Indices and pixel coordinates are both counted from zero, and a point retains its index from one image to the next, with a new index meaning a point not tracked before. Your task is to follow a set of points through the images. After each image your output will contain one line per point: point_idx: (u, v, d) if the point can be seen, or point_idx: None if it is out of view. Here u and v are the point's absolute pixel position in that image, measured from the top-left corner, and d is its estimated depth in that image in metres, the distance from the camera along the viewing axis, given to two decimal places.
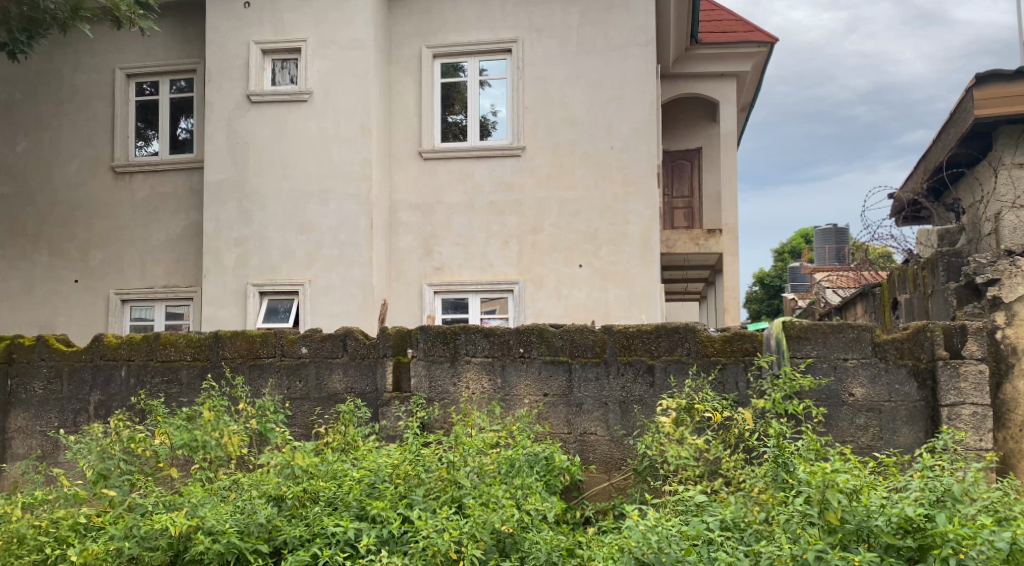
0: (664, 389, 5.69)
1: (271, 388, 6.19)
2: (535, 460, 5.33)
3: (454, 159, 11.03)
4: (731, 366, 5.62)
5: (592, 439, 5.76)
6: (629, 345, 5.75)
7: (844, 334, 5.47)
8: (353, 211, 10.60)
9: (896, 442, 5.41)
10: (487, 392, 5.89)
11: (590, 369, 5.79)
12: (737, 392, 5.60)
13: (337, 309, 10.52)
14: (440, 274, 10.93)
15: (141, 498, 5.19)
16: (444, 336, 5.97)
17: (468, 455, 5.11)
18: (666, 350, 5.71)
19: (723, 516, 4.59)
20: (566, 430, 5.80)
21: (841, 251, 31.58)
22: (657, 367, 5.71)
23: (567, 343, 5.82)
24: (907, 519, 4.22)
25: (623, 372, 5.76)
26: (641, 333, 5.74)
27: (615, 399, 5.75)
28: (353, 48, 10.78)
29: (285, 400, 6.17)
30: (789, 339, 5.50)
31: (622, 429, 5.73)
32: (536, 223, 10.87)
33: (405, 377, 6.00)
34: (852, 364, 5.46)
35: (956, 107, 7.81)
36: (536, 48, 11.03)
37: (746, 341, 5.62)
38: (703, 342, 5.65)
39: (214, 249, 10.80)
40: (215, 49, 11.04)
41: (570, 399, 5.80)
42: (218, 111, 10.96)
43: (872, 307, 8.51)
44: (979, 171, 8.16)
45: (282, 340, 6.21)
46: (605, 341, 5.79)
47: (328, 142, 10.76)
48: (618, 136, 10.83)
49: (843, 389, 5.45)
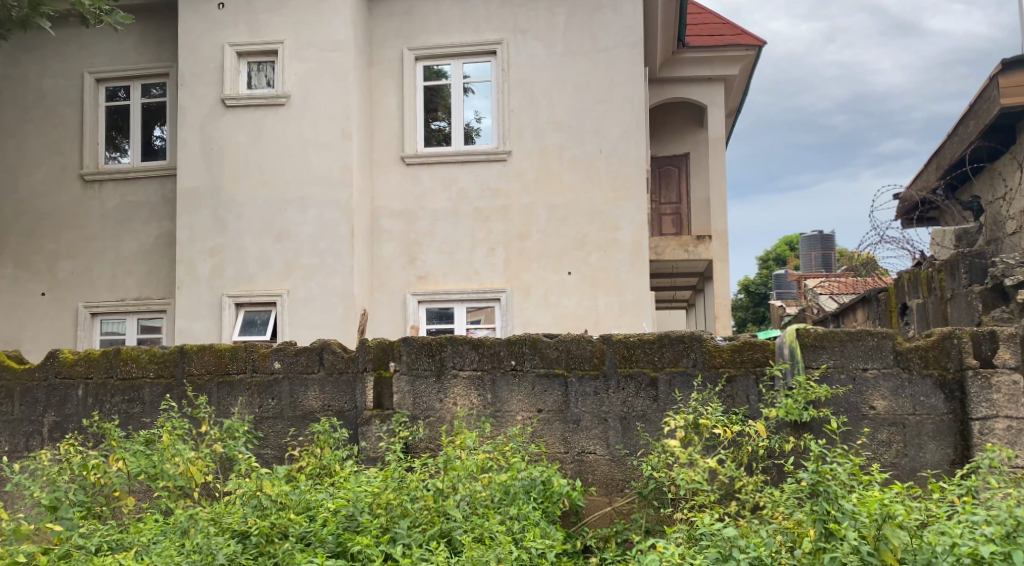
0: (668, 404, 5.30)
1: (240, 407, 5.75)
2: (531, 485, 4.91)
3: (438, 164, 10.63)
4: (738, 378, 5.23)
5: (591, 459, 5.36)
6: (629, 356, 5.36)
7: (862, 342, 5.11)
8: (333, 218, 10.17)
9: (921, 458, 5.04)
10: (476, 408, 5.48)
11: (587, 383, 5.39)
12: (745, 406, 5.21)
13: (317, 320, 10.07)
14: (424, 283, 10.51)
15: (86, 536, 4.70)
16: (430, 348, 5.55)
17: (459, 482, 4.70)
18: (670, 361, 5.32)
19: (757, 553, 4.17)
20: (563, 449, 5.39)
21: (827, 258, 31.39)
22: (661, 381, 5.31)
23: (563, 355, 5.43)
24: (981, 556, 3.84)
25: (624, 386, 5.35)
26: (643, 343, 5.35)
27: (615, 415, 5.35)
28: (332, 50, 10.37)
29: (257, 419, 5.73)
30: (804, 348, 5.13)
31: (624, 449, 5.33)
32: (522, 229, 10.48)
33: (388, 393, 5.57)
34: (871, 375, 5.10)
35: (979, 97, 7.93)
36: (521, 50, 10.66)
37: (755, 350, 5.24)
38: (709, 351, 5.27)
39: (187, 258, 10.33)
40: (187, 52, 10.59)
41: (566, 416, 5.40)
42: (191, 116, 10.51)
43: (875, 314, 8.17)
44: (1002, 165, 8.23)
45: (253, 354, 5.77)
46: (604, 352, 5.39)
47: (306, 147, 10.33)
48: (606, 139, 10.47)
49: (862, 402, 5.09)
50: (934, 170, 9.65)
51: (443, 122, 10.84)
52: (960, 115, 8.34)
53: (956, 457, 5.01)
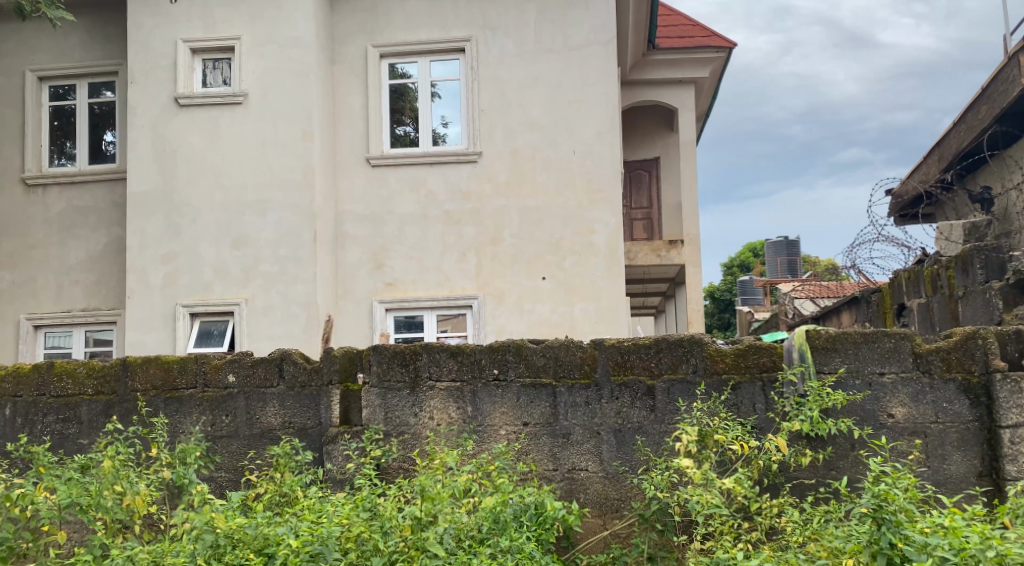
0: (666, 416, 4.88)
1: (191, 425, 5.21)
2: (522, 511, 4.44)
3: (405, 166, 10.16)
4: (744, 385, 4.82)
5: (583, 477, 4.91)
6: (624, 362, 4.93)
7: (877, 345, 4.75)
8: (295, 222, 9.64)
9: (944, 471, 4.69)
10: (456, 423, 5.00)
11: (578, 393, 4.95)
12: (752, 415, 4.81)
13: (277, 330, 9.51)
14: (392, 289, 10.00)
15: None
16: (403, 357, 5.08)
17: (439, 513, 4.19)
18: (668, 368, 4.90)
19: None
20: (552, 467, 4.94)
21: (792, 264, 31.36)
22: (658, 389, 4.89)
23: (551, 363, 4.99)
24: None
25: (618, 396, 4.92)
26: (637, 348, 4.92)
27: (609, 428, 4.91)
28: (292, 47, 9.85)
29: (209, 439, 5.20)
30: (814, 350, 4.76)
31: (619, 465, 4.90)
32: (494, 233, 10.03)
33: (356, 407, 5.10)
34: (888, 380, 4.74)
35: (994, 81, 7.77)
36: (491, 47, 10.23)
37: (761, 355, 4.85)
38: (710, 356, 4.87)
39: (139, 266, 9.71)
40: (137, 48, 9.99)
41: (555, 429, 4.95)
42: (142, 115, 9.91)
43: (866, 316, 7.84)
44: (1017, 151, 8.03)
45: (204, 366, 5.25)
46: (596, 359, 4.96)
47: (266, 148, 9.79)
48: (580, 140, 10.06)
49: (880, 410, 4.73)
50: (935, 164, 9.38)
51: (408, 128, 10.37)
52: (976, 94, 8.08)
53: (984, 469, 4.67)
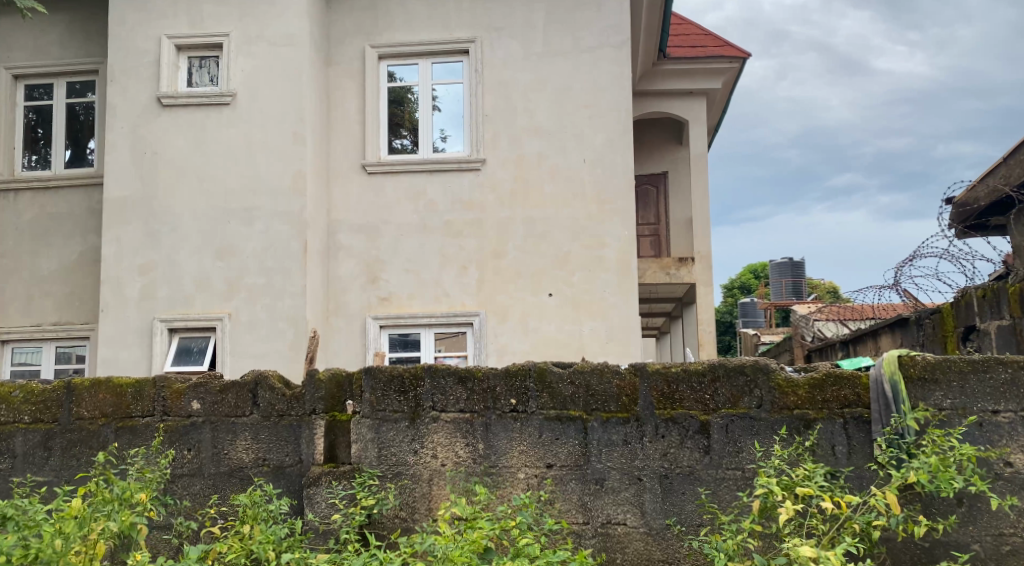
0: (723, 460, 4.12)
1: (145, 462, 4.45)
2: None
3: (403, 173, 9.41)
4: (822, 424, 4.09)
5: (620, 533, 4.15)
6: (671, 393, 4.19)
7: (989, 377, 4.03)
8: (283, 231, 8.87)
9: None
10: (464, 464, 4.24)
11: (614, 429, 4.20)
12: (831, 459, 4.07)
13: (263, 348, 8.71)
14: (387, 305, 9.23)
15: None
16: (402, 382, 4.32)
17: None
18: (725, 400, 4.16)
19: None
20: (582, 520, 4.18)
21: (797, 286, 30.57)
22: (712, 425, 4.15)
23: (581, 393, 4.24)
24: None
25: (664, 433, 4.17)
26: (686, 376, 4.18)
27: (653, 473, 4.16)
28: (284, 45, 9.12)
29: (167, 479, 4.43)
30: (909, 383, 4.06)
31: (661, 517, 4.14)
32: (497, 246, 9.27)
33: (344, 442, 4.34)
34: (1004, 420, 4.01)
35: None
36: (496, 49, 9.51)
37: (843, 387, 4.12)
38: (778, 388, 4.13)
39: (115, 277, 8.92)
40: (118, 44, 9.24)
41: (586, 474, 4.19)
42: (121, 116, 9.16)
43: (914, 339, 7.07)
44: None
45: (164, 392, 4.48)
46: (637, 388, 4.21)
47: (253, 152, 9.04)
48: (590, 148, 9.33)
49: (995, 457, 4.01)
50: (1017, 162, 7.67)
51: (405, 141, 9.64)
52: None
53: None
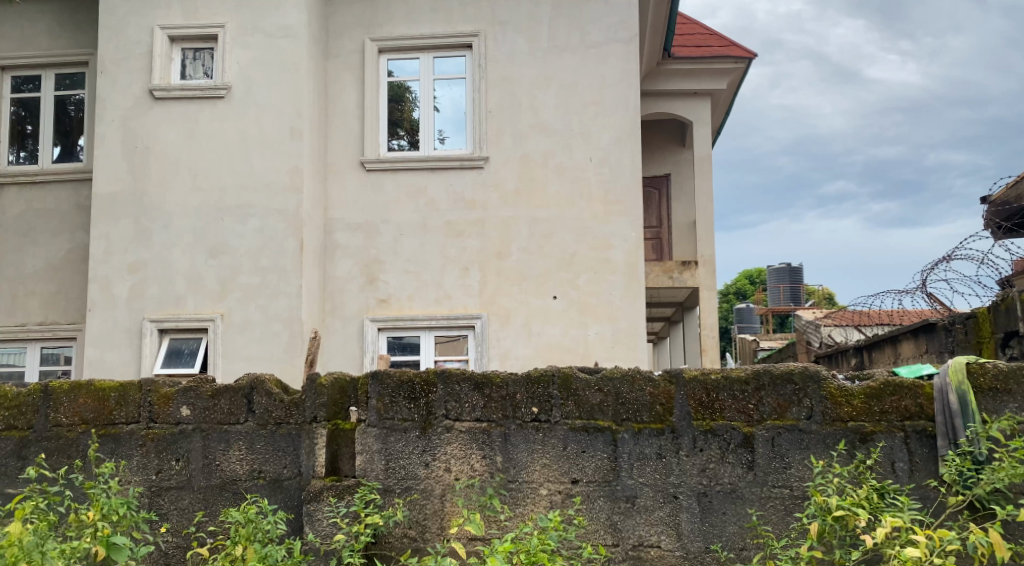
0: (769, 477, 3.83)
1: (129, 474, 4.11)
2: None
3: (403, 171, 9.08)
4: (882, 439, 3.78)
5: (653, 556, 3.85)
6: (711, 402, 3.90)
7: None
8: (279, 230, 8.52)
9: None
10: (480, 477, 3.93)
11: (647, 441, 3.90)
12: (892, 479, 3.77)
13: (256, 350, 8.35)
14: (386, 307, 8.89)
15: None
16: (414, 388, 4.00)
17: None
18: (771, 410, 3.86)
19: None
20: (612, 541, 3.87)
21: (795, 291, 30.31)
22: (756, 438, 3.85)
23: (611, 401, 3.95)
24: None
25: (703, 447, 3.88)
26: (728, 383, 3.89)
27: (690, 491, 3.86)
28: (281, 37, 8.77)
29: (153, 493, 4.10)
30: (977, 393, 3.75)
31: (700, 539, 3.84)
32: (500, 246, 8.93)
33: (348, 454, 3.99)
34: None
35: None
36: (500, 44, 9.18)
37: (904, 397, 3.82)
38: (830, 397, 3.83)
39: (103, 276, 8.57)
40: (109, 35, 8.89)
41: (616, 491, 3.89)
42: (112, 108, 8.80)
43: (942, 346, 6.79)
44: None
45: (151, 396, 4.14)
46: (672, 396, 3.92)
47: (249, 147, 8.69)
48: (596, 146, 9.01)
49: None
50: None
51: (402, 142, 9.29)
52: None
53: None
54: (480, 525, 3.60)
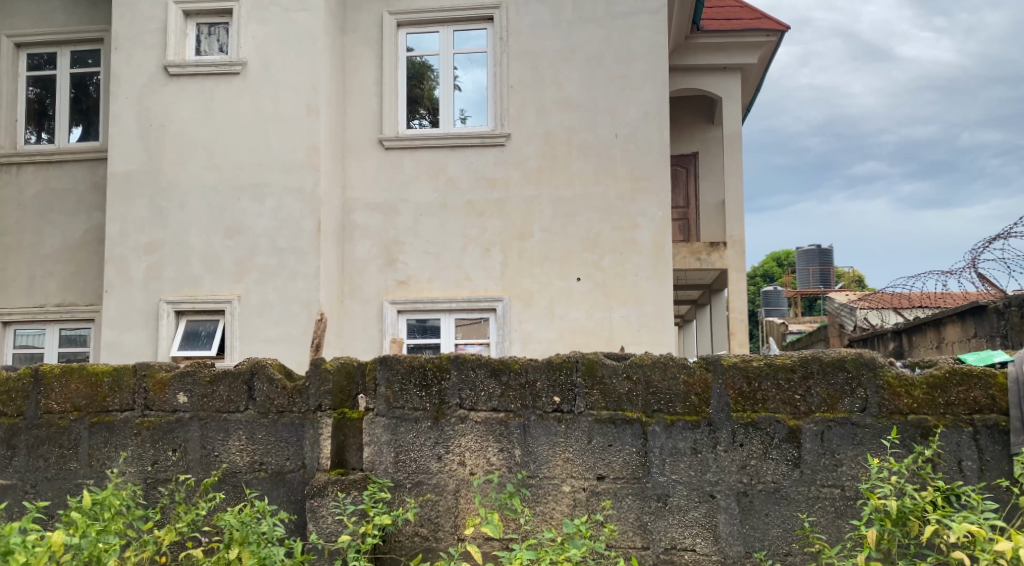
0: (817, 475, 3.55)
1: (122, 464, 3.96)
2: None
3: (423, 149, 8.78)
4: (947, 433, 3.47)
5: (686, 560, 3.60)
6: (753, 393, 3.61)
7: None
8: (295, 209, 8.27)
9: None
10: (498, 472, 3.72)
11: (680, 435, 3.63)
12: (958, 479, 3.46)
13: (273, 333, 8.13)
14: (405, 288, 8.62)
15: None
16: (425, 374, 3.79)
17: None
18: (821, 403, 3.56)
19: None
20: (642, 544, 3.62)
21: (825, 274, 29.68)
22: (804, 432, 3.56)
23: (640, 391, 3.66)
24: None
25: (744, 441, 3.59)
26: (771, 372, 3.60)
27: (729, 490, 3.59)
28: (298, 10, 8.49)
29: (149, 485, 3.95)
30: None
31: (740, 542, 3.58)
32: (522, 226, 8.62)
33: (356, 445, 3.81)
34: None
35: None
36: (524, 16, 8.83)
37: (973, 388, 3.48)
38: (887, 387, 3.53)
39: (119, 256, 8.37)
40: (123, 9, 8.65)
41: (646, 489, 3.63)
42: (126, 85, 8.56)
43: (994, 331, 6.39)
44: None
45: (146, 382, 3.98)
46: (709, 385, 3.63)
47: (264, 125, 8.43)
48: (623, 121, 8.65)
49: None
50: None
51: (423, 121, 8.97)
52: None
53: None
54: (498, 527, 3.36)
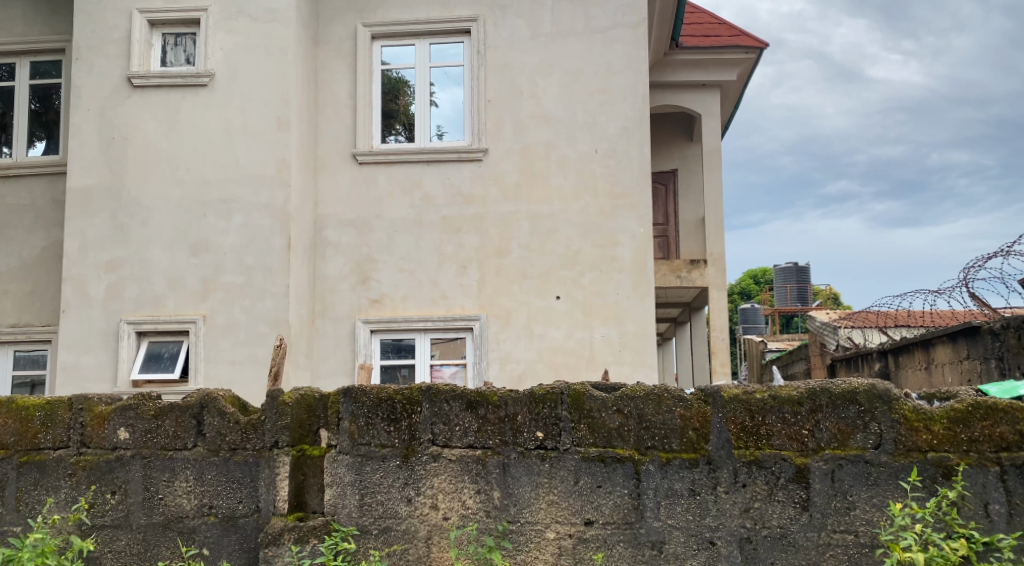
0: (828, 520, 3.35)
1: (55, 508, 3.77)
2: None
3: (398, 163, 8.49)
4: (972, 471, 3.29)
5: None
6: (755, 426, 3.42)
7: None
8: (264, 225, 7.94)
9: None
10: (474, 516, 3.49)
11: (676, 475, 3.43)
12: (985, 524, 3.27)
13: (240, 354, 7.76)
14: (378, 308, 8.30)
15: None
16: (396, 409, 3.56)
17: None
18: (830, 438, 3.38)
19: None
20: None
21: (802, 292, 29.56)
22: (812, 471, 3.37)
23: (632, 425, 3.47)
24: None
25: (747, 481, 3.40)
26: (776, 405, 3.42)
27: (731, 535, 3.38)
28: (268, 20, 8.19)
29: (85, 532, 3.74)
30: None
31: None
32: (500, 243, 8.34)
33: (316, 485, 3.59)
34: None
35: None
36: (501, 29, 8.60)
37: (998, 424, 3.32)
38: (904, 421, 3.35)
39: (78, 275, 7.99)
40: (85, 19, 8.30)
41: (638, 536, 3.42)
42: (88, 97, 8.20)
43: (991, 352, 6.17)
44: None
45: (83, 416, 3.80)
46: (708, 420, 3.44)
47: (232, 138, 8.11)
48: (603, 137, 8.42)
49: None
50: None
51: (398, 137, 8.67)
52: None
53: None
54: None
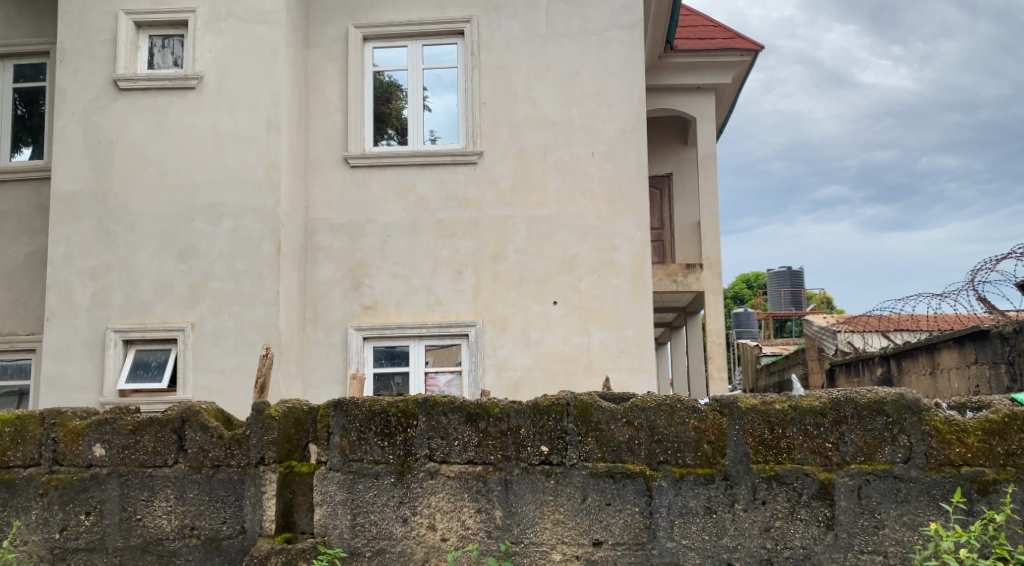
0: (855, 539, 3.24)
1: (29, 528, 3.66)
2: None
3: (391, 167, 8.31)
4: (1010, 486, 3.16)
5: None
6: (775, 438, 3.29)
7: None
8: (254, 230, 7.75)
9: None
10: (478, 537, 3.36)
11: (691, 491, 3.30)
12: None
13: (229, 362, 7.55)
14: (371, 314, 8.12)
15: None
16: (390, 423, 3.42)
17: None
18: (854, 452, 3.25)
19: None
20: None
21: (796, 296, 29.41)
22: (838, 488, 3.25)
23: (643, 438, 3.33)
24: None
25: (767, 498, 3.27)
26: (796, 417, 3.28)
27: (752, 556, 3.26)
28: (258, 22, 8.01)
29: (59, 555, 3.62)
30: None
31: None
32: (496, 248, 8.17)
33: (305, 504, 3.47)
34: None
35: None
36: (496, 31, 8.44)
37: None
38: (936, 434, 3.23)
39: (63, 282, 7.78)
40: (70, 21, 8.11)
41: (651, 557, 3.30)
42: (73, 100, 8.00)
43: (1001, 357, 6.01)
44: None
45: (55, 433, 3.68)
46: (724, 432, 3.30)
47: (222, 141, 7.92)
48: (600, 139, 8.26)
49: None
50: None
51: (392, 141, 8.49)
52: None
53: None
54: None
